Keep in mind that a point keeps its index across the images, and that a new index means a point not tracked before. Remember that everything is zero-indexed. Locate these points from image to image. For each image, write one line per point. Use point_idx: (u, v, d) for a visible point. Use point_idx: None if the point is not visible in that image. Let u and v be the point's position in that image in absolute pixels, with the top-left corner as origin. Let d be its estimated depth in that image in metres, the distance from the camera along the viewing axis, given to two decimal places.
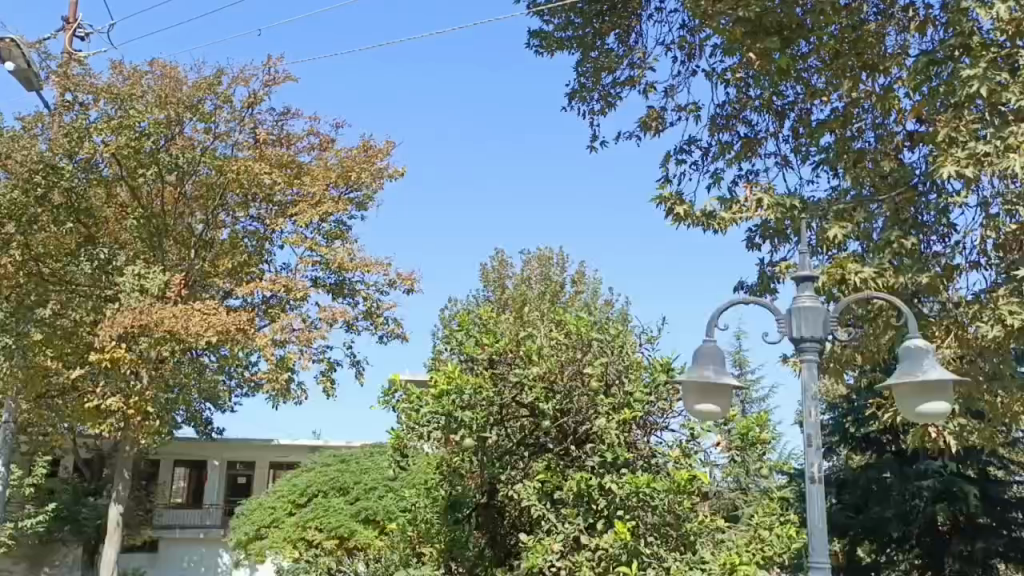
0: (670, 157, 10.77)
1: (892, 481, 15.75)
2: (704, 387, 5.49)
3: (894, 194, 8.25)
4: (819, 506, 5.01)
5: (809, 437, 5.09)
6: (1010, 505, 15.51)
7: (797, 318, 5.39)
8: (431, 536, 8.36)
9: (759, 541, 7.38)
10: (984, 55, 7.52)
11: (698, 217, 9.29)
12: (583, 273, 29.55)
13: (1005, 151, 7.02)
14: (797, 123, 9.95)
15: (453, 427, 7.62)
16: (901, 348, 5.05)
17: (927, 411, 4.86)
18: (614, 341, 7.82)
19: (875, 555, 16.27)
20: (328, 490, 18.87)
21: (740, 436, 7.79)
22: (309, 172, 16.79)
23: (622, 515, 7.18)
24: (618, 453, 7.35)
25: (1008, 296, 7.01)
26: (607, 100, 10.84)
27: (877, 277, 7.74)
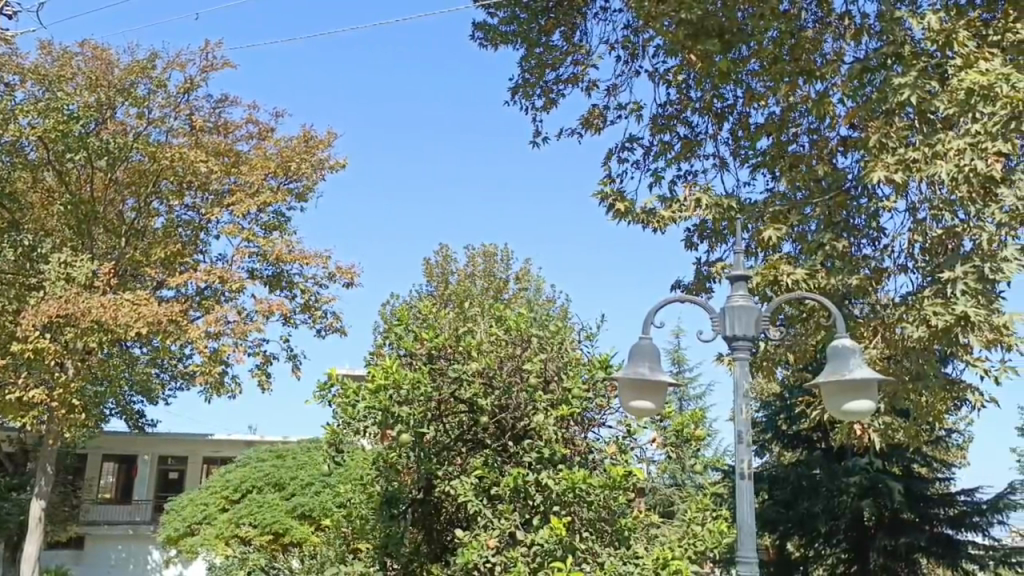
0: (612, 154, 10.86)
1: (822, 477, 16.16)
2: (639, 383, 5.55)
3: (827, 198, 8.47)
4: (749, 502, 5.11)
5: (740, 434, 5.20)
6: (932, 501, 16.09)
7: (730, 318, 5.49)
8: (365, 533, 8.14)
9: (691, 537, 7.47)
10: (915, 64, 7.78)
11: (638, 215, 9.38)
12: (526, 271, 29.60)
13: (932, 157, 7.27)
14: (736, 126, 10.14)
15: (391, 423, 7.51)
16: (831, 348, 5.18)
17: (852, 410, 5.00)
18: (552, 338, 7.93)
19: (804, 549, 16.82)
20: (263, 486, 18.51)
21: (675, 434, 7.90)
22: (247, 161, 16.44)
23: (558, 511, 7.25)
24: (555, 449, 7.42)
25: (933, 297, 7.25)
26: (549, 97, 10.90)
27: (809, 279, 8.03)
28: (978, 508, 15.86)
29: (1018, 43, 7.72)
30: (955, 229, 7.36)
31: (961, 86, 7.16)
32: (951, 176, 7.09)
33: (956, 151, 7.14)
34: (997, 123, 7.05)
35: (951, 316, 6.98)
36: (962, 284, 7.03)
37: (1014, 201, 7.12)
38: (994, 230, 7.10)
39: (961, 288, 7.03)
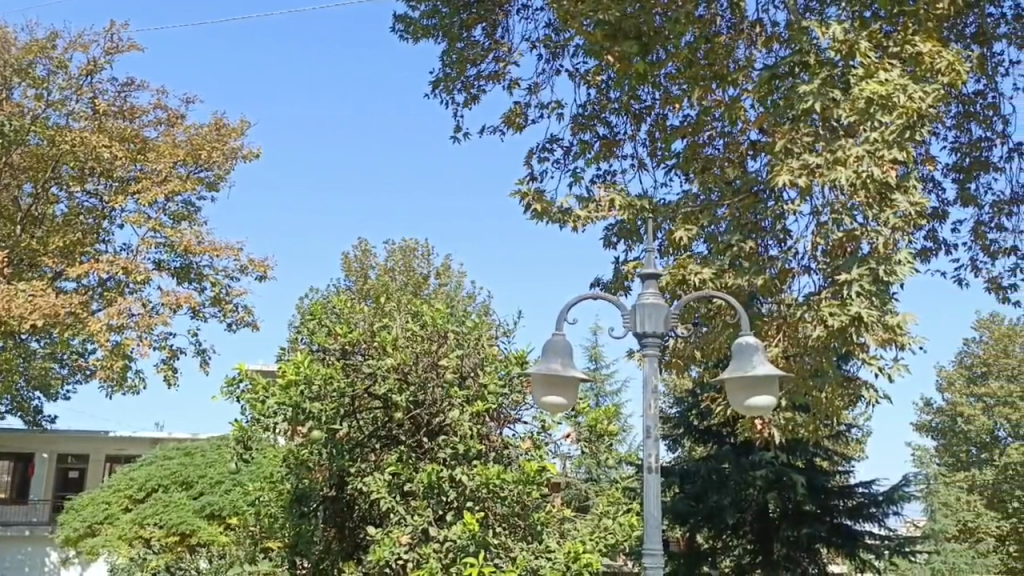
0: (533, 153, 10.92)
1: (730, 470, 16.64)
2: (551, 379, 5.59)
3: (737, 200, 8.73)
4: (655, 495, 5.22)
5: (648, 428, 5.30)
6: (832, 493, 16.80)
7: (641, 315, 5.60)
8: (274, 531, 8.04)
9: (603, 530, 7.58)
10: (820, 72, 8.08)
11: (555, 215, 9.45)
12: (447, 267, 29.55)
13: (833, 163, 7.59)
14: (653, 127, 10.32)
15: (301, 419, 7.41)
16: (735, 345, 5.36)
17: (753, 405, 5.20)
18: (469, 334, 7.92)
19: (712, 541, 17.16)
20: (169, 485, 17.89)
21: (589, 429, 7.99)
22: (154, 148, 15.82)
23: (471, 506, 7.27)
24: (469, 445, 7.42)
25: (831, 298, 7.58)
26: (470, 92, 10.86)
27: (716, 279, 8.35)
28: (875, 499, 16.79)
29: (916, 56, 8.14)
30: (854, 232, 7.58)
31: (861, 95, 7.60)
32: (850, 182, 7.48)
33: (855, 158, 7.51)
34: (894, 132, 7.46)
35: (846, 316, 7.33)
36: (858, 286, 7.37)
37: (907, 207, 7.52)
38: (889, 233, 7.46)
39: (857, 290, 7.37)
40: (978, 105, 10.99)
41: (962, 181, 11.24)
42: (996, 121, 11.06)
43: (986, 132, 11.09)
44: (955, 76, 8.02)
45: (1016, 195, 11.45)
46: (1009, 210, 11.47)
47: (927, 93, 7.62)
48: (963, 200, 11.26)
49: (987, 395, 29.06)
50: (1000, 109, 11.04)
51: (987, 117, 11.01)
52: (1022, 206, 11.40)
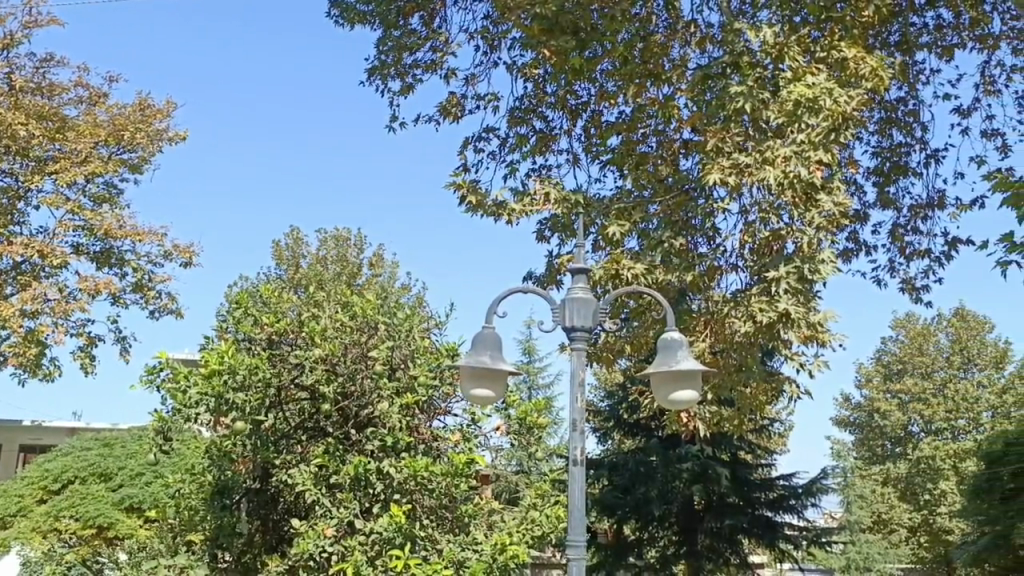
0: (468, 144, 10.88)
1: (657, 464, 16.86)
2: (480, 372, 5.58)
3: (669, 198, 8.89)
4: (580, 487, 5.25)
5: (575, 421, 5.34)
6: (755, 485, 17.26)
7: (570, 308, 5.63)
8: (195, 524, 7.82)
9: (530, 522, 7.62)
10: (751, 74, 8.28)
11: (490, 207, 9.42)
12: (380, 257, 29.26)
13: (762, 163, 7.78)
14: (589, 123, 10.38)
15: (224, 410, 7.28)
16: (661, 339, 5.45)
17: (677, 399, 5.28)
18: (400, 325, 7.86)
19: (639, 532, 17.45)
20: (86, 477, 17.33)
21: (518, 421, 8.03)
22: (73, 127, 15.23)
23: (399, 499, 7.21)
24: (398, 437, 7.36)
25: (759, 294, 7.76)
26: (406, 80, 10.74)
27: (648, 274, 8.40)
28: (795, 491, 17.34)
29: (842, 61, 8.40)
30: (780, 232, 7.77)
31: (789, 97, 7.81)
32: (777, 181, 7.67)
33: (783, 158, 7.70)
34: (820, 134, 7.71)
35: (773, 312, 7.54)
36: (784, 284, 7.56)
37: (832, 207, 7.70)
38: (813, 233, 7.67)
39: (784, 287, 7.56)
40: (899, 112, 11.40)
41: (881, 185, 11.64)
42: (915, 127, 11.48)
43: (906, 138, 11.51)
44: (878, 81, 8.30)
45: (932, 200, 11.92)
46: (925, 213, 11.94)
47: (852, 98, 7.88)
48: (882, 203, 11.69)
49: (902, 391, 30.23)
50: (919, 116, 11.46)
51: (907, 124, 11.43)
52: (937, 211, 11.88)
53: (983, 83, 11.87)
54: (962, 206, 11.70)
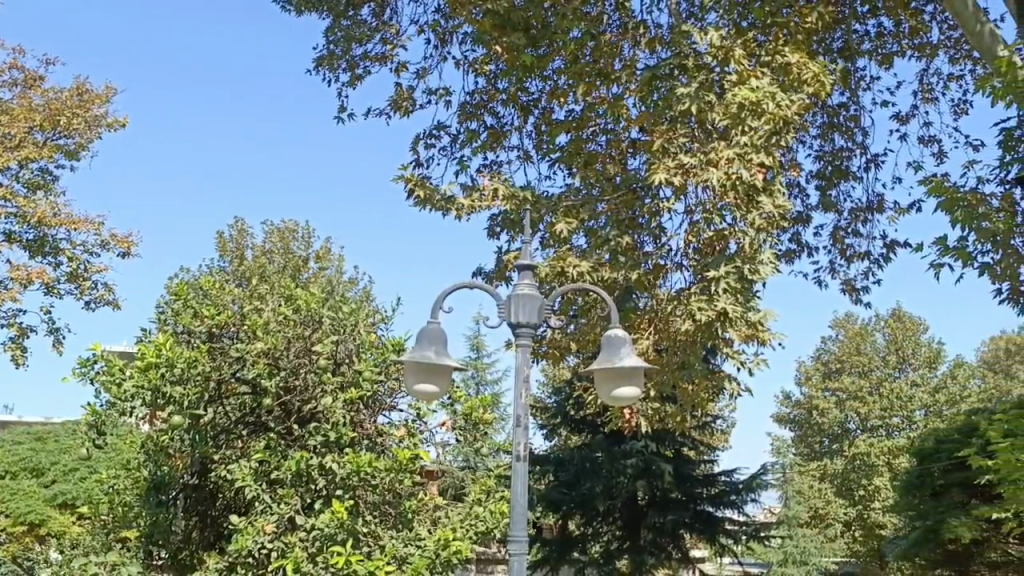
0: (418, 139, 10.81)
1: (602, 459, 17.05)
2: (423, 367, 5.53)
3: (617, 196, 8.91)
4: (522, 483, 5.27)
5: (519, 417, 5.35)
6: (697, 482, 17.52)
7: (515, 304, 5.64)
8: (128, 521, 7.58)
9: (473, 518, 7.61)
10: (699, 76, 8.41)
11: (438, 202, 9.37)
12: (327, 250, 28.93)
13: (706, 164, 7.90)
14: (540, 120, 10.41)
15: (161, 404, 7.16)
16: (604, 337, 5.49)
17: (619, 395, 5.34)
18: (346, 320, 7.75)
19: (584, 527, 17.61)
20: (17, 472, 16.73)
21: (464, 417, 8.05)
22: (7, 111, 14.69)
23: (341, 495, 7.13)
24: (341, 432, 7.26)
25: (699, 293, 7.89)
26: (355, 72, 10.63)
27: (593, 272, 8.48)
28: (735, 487, 17.63)
29: (785, 66, 8.57)
30: (723, 232, 7.91)
31: (734, 100, 7.94)
32: (720, 183, 7.80)
33: (726, 160, 7.83)
34: (762, 137, 7.89)
35: (712, 311, 7.67)
36: (724, 283, 7.68)
37: (771, 209, 7.84)
38: (754, 235, 7.82)
39: (724, 286, 7.69)
40: (841, 117, 11.68)
41: (824, 188, 11.91)
42: (856, 132, 11.78)
43: (847, 143, 11.81)
44: (819, 87, 8.51)
45: (871, 203, 12.25)
46: (865, 217, 12.26)
47: (793, 103, 8.09)
48: (823, 205, 11.96)
49: (840, 390, 31.05)
50: (860, 121, 11.75)
51: (849, 129, 11.71)
52: (877, 214, 12.20)
53: (922, 91, 12.24)
54: (900, 210, 12.05)
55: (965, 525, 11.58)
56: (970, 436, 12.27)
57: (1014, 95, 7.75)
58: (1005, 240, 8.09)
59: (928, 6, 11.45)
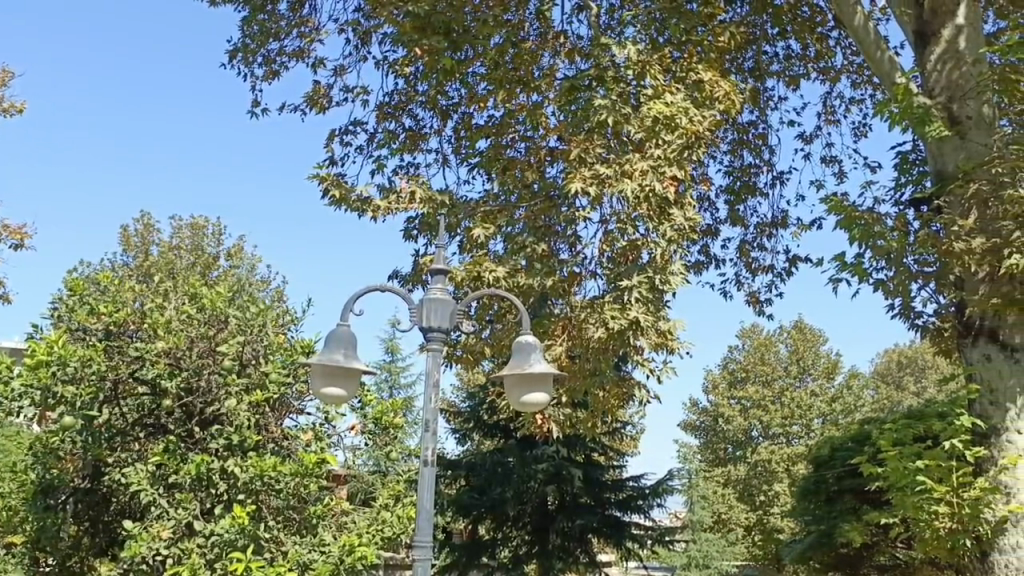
0: (335, 136, 10.65)
1: (514, 464, 17.13)
2: (332, 370, 5.40)
3: (534, 203, 9.02)
4: (430, 488, 5.19)
5: (427, 422, 5.31)
6: (605, 487, 17.86)
7: (427, 309, 5.61)
8: (14, 526, 7.35)
9: (380, 523, 7.54)
10: (616, 88, 8.59)
11: (354, 202, 9.23)
12: (239, 248, 28.21)
13: (621, 175, 8.02)
14: (459, 125, 10.47)
15: (51, 403, 6.79)
16: (516, 342, 5.54)
17: (528, 401, 5.36)
18: (253, 319, 7.56)
19: (493, 532, 17.64)
20: None
21: (374, 421, 7.98)
22: None
23: (243, 499, 6.93)
24: (245, 435, 7.07)
25: (612, 302, 7.99)
26: (270, 67, 10.43)
27: (510, 277, 8.50)
28: (642, 492, 18.05)
29: (698, 83, 8.82)
30: (636, 242, 8.05)
31: (649, 114, 8.16)
32: (635, 194, 7.93)
33: (640, 172, 7.98)
34: (675, 151, 8.11)
35: (625, 320, 7.79)
36: (636, 293, 7.84)
37: (682, 221, 8.04)
38: (666, 246, 7.98)
39: (636, 296, 7.84)
40: (750, 134, 12.09)
41: (732, 203, 12.31)
42: (764, 150, 12.24)
43: (755, 159, 12.24)
44: (729, 104, 8.79)
45: (776, 219, 12.72)
46: (770, 231, 12.72)
47: (705, 119, 8.39)
48: (732, 219, 12.35)
49: (744, 398, 32.06)
50: (768, 139, 12.21)
51: (757, 146, 12.15)
52: (781, 229, 12.68)
53: (825, 112, 12.78)
54: (802, 226, 12.56)
55: (856, 529, 11.91)
56: (862, 444, 12.92)
57: (909, 120, 8.21)
58: (898, 258, 8.43)
59: (833, 32, 11.99)
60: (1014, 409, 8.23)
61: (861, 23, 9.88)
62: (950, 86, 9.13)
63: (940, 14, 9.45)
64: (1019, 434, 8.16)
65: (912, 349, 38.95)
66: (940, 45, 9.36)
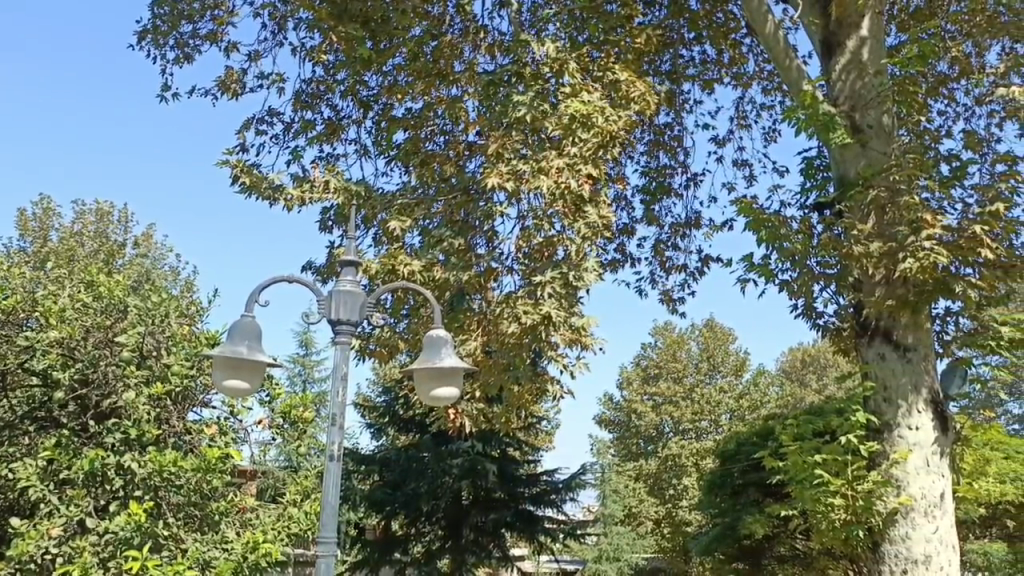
0: (249, 123, 10.35)
1: (429, 460, 17.11)
2: (235, 363, 5.14)
3: (453, 197, 8.96)
4: (335, 484, 5.08)
5: (335, 415, 5.20)
6: (520, 481, 17.83)
7: (336, 301, 5.50)
8: None
9: (287, 519, 7.37)
10: (535, 85, 8.63)
11: (266, 190, 8.95)
12: (147, 236, 27.29)
13: (537, 172, 8.05)
14: (379, 116, 10.29)
15: None
16: (427, 337, 5.50)
17: (438, 396, 5.34)
18: (154, 310, 7.23)
19: (407, 528, 17.57)
20: None
21: (282, 416, 7.81)
22: None
23: (141, 496, 6.65)
24: (144, 429, 6.76)
25: (526, 297, 7.99)
26: (182, 50, 10.06)
27: (425, 271, 8.41)
28: (556, 486, 18.15)
29: (615, 83, 8.93)
30: (552, 239, 8.09)
31: (566, 112, 8.20)
32: (550, 191, 7.96)
33: (556, 169, 8.03)
34: (590, 149, 8.16)
35: (537, 315, 7.76)
36: (549, 289, 7.88)
37: (597, 219, 8.10)
38: (580, 243, 8.05)
39: (549, 292, 7.88)
40: (666, 136, 12.34)
41: (648, 202, 12.53)
42: (679, 152, 12.50)
43: (671, 161, 12.49)
44: (646, 105, 8.88)
45: (690, 220, 13.02)
46: (683, 232, 13.01)
47: (620, 119, 8.46)
48: (647, 219, 12.57)
49: (657, 394, 32.78)
50: (683, 141, 12.47)
51: (672, 147, 12.42)
52: (694, 230, 12.98)
53: (737, 117, 13.14)
54: (714, 227, 12.89)
55: (758, 521, 12.36)
56: (766, 439, 13.34)
57: (814, 127, 8.52)
58: (801, 260, 8.75)
59: (746, 39, 12.33)
60: (905, 406, 8.59)
61: (772, 31, 10.19)
62: (853, 95, 9.50)
63: (846, 26, 9.83)
64: (909, 430, 8.49)
65: (815, 349, 40.58)
66: (845, 56, 9.73)
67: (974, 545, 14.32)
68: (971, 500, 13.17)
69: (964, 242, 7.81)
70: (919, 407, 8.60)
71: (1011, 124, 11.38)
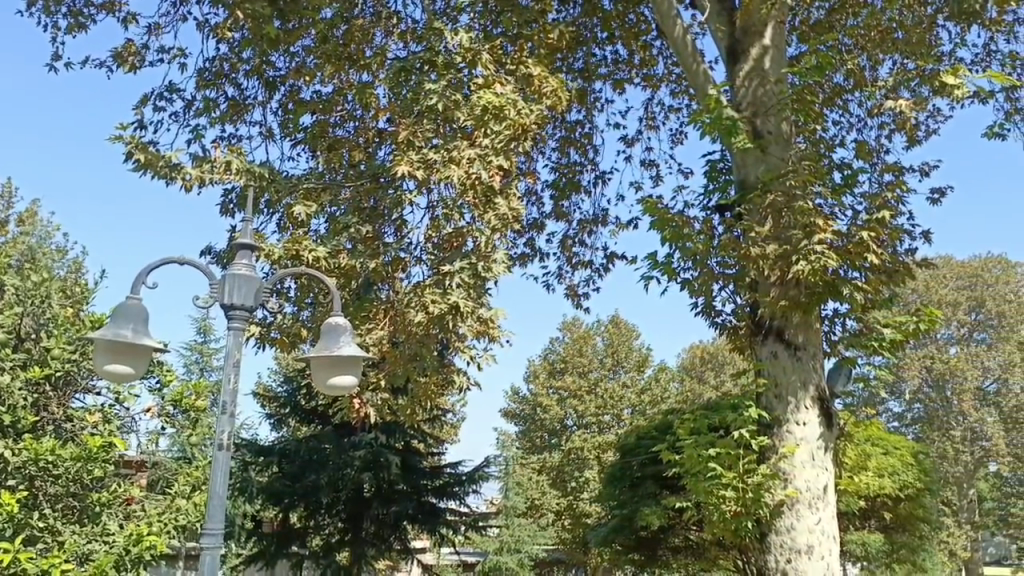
0: (147, 99, 9.86)
1: (330, 451, 16.67)
2: (118, 346, 4.88)
3: (360, 184, 8.83)
4: (224, 473, 4.88)
5: (224, 403, 4.98)
6: (424, 474, 17.71)
7: (229, 285, 5.31)
8: None
9: (173, 511, 7.04)
10: (446, 74, 8.58)
11: (163, 168, 8.50)
12: (32, 214, 25.85)
13: (448, 162, 7.99)
14: (286, 98, 10.04)
15: None
16: (325, 324, 5.37)
17: (334, 384, 5.21)
18: (33, 290, 6.90)
19: (305, 520, 17.34)
20: None
21: (171, 403, 7.54)
22: None
23: (13, 485, 6.27)
24: (19, 415, 6.37)
25: (433, 287, 7.90)
26: (76, 19, 9.51)
27: (331, 258, 8.19)
28: (459, 479, 18.05)
29: (528, 77, 8.95)
30: (462, 230, 8.05)
31: (479, 103, 8.08)
32: (460, 181, 7.93)
33: (467, 160, 7.98)
34: (503, 141, 8.10)
35: (445, 304, 7.67)
36: (457, 279, 7.82)
37: (506, 210, 8.10)
38: (490, 234, 8.03)
39: (458, 281, 7.82)
40: (577, 133, 12.47)
41: (557, 198, 12.65)
42: (589, 149, 12.66)
43: (580, 158, 12.64)
44: (557, 100, 8.96)
45: (597, 217, 13.20)
46: (590, 228, 13.18)
47: (532, 112, 8.42)
48: (556, 214, 12.69)
49: (562, 388, 33.36)
50: (593, 139, 12.64)
51: (582, 145, 12.56)
52: (601, 227, 13.17)
53: (647, 117, 13.39)
54: (620, 225, 13.11)
55: (654, 512, 12.69)
56: (664, 433, 13.70)
57: (718, 131, 8.73)
58: (703, 259, 9.00)
59: (656, 42, 12.57)
60: (794, 403, 8.92)
61: (681, 35, 10.43)
62: (756, 101, 9.80)
63: (751, 34, 10.17)
64: (797, 425, 8.84)
65: (713, 346, 41.88)
66: (748, 63, 10.05)
67: (853, 535, 15.08)
68: (853, 492, 13.84)
69: (852, 247, 8.21)
70: (807, 404, 8.95)
71: (899, 136, 12.01)
